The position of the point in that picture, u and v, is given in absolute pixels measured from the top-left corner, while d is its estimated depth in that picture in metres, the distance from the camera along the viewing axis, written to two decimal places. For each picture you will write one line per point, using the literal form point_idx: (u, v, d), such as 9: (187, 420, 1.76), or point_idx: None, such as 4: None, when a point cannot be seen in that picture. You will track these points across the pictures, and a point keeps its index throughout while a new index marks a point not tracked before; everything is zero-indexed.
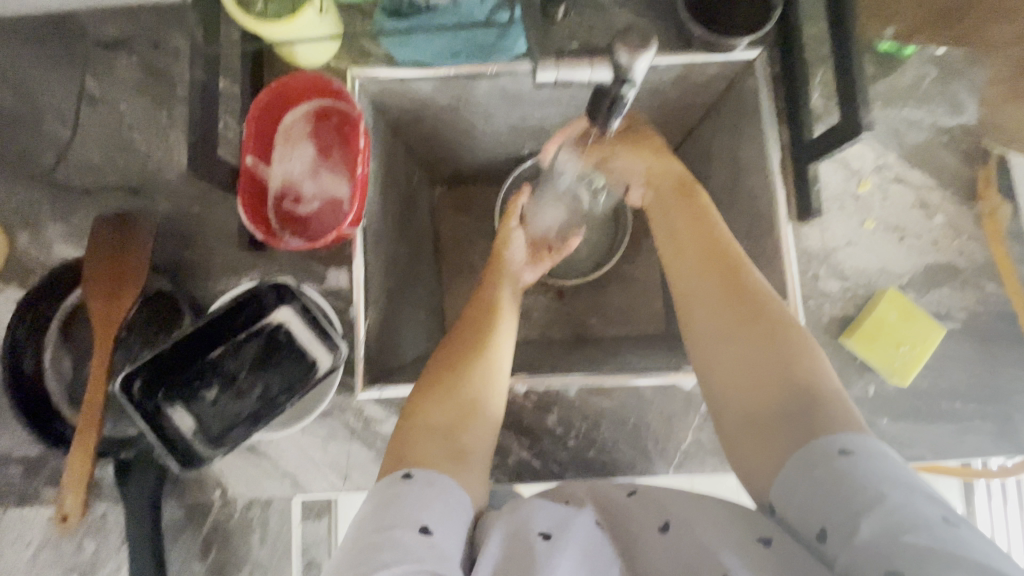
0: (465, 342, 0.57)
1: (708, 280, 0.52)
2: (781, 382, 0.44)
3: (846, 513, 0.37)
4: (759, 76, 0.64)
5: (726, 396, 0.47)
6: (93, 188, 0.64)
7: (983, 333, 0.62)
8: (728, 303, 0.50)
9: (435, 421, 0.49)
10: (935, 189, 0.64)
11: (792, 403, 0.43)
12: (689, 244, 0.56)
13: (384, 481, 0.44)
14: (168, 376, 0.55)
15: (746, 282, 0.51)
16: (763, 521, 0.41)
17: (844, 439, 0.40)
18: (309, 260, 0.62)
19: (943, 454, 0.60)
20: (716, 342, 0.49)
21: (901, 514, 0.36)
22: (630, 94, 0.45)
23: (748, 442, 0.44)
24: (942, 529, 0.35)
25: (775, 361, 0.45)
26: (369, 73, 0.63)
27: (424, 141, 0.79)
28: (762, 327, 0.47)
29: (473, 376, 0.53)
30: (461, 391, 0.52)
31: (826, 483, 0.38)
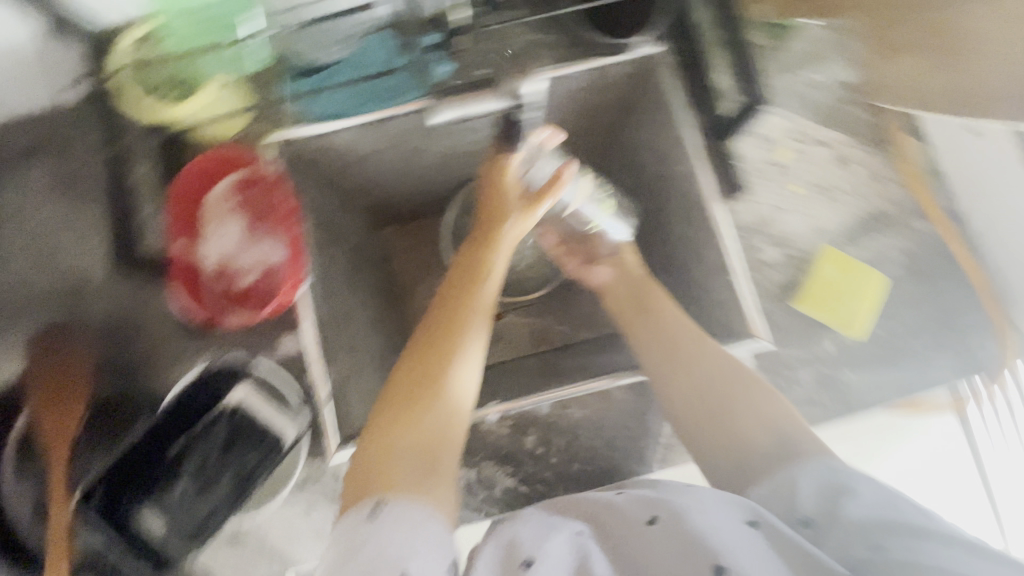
0: (441, 335, 0.51)
1: (679, 330, 0.59)
2: (751, 414, 0.52)
3: (831, 505, 0.44)
4: (665, 70, 0.63)
5: (698, 427, 0.54)
6: (23, 304, 0.62)
7: (923, 270, 0.64)
8: (690, 371, 0.55)
9: (407, 439, 0.45)
10: (851, 143, 0.66)
11: (773, 450, 0.50)
12: (643, 327, 0.61)
13: (351, 520, 0.42)
14: (130, 480, 0.53)
15: (706, 331, 0.58)
16: (747, 505, 0.43)
17: (830, 461, 0.47)
18: (257, 332, 0.61)
19: (910, 393, 0.62)
20: (690, 380, 0.55)
21: (880, 500, 0.44)
22: None
23: (728, 464, 0.52)
24: (918, 514, 0.42)
25: (745, 420, 0.52)
26: (285, 134, 0.60)
27: (358, 188, 0.79)
28: (730, 390, 0.54)
29: (444, 381, 0.48)
30: (435, 401, 0.47)
31: (820, 481, 0.46)
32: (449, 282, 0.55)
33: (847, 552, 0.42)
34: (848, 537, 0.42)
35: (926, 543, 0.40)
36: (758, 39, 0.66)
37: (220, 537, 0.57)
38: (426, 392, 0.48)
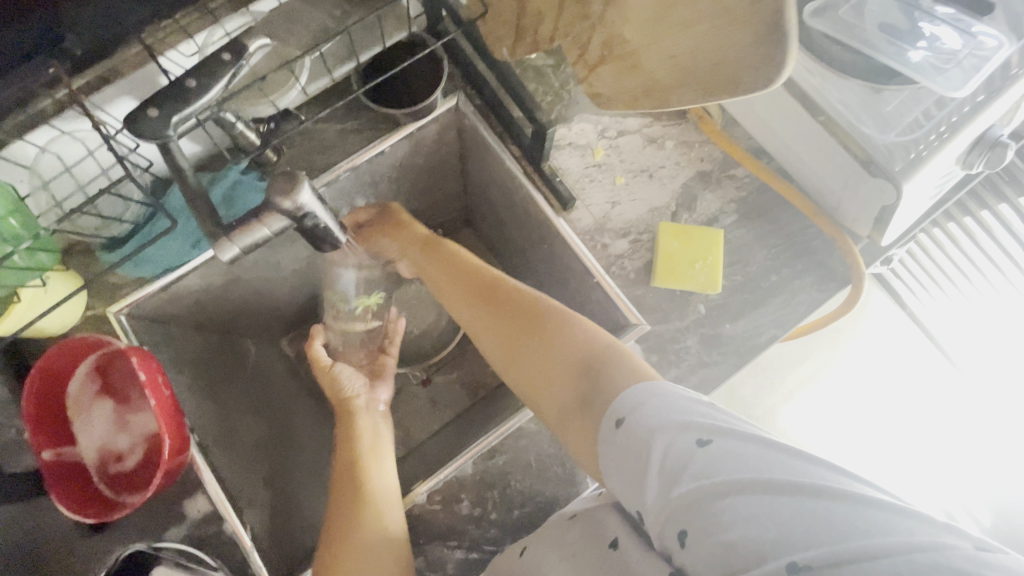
0: (346, 475, 0.60)
1: (491, 320, 0.60)
2: (573, 370, 0.52)
3: (636, 474, 0.42)
4: (470, 115, 0.69)
5: (539, 406, 0.54)
6: None
7: (757, 210, 0.69)
8: (513, 331, 0.58)
9: (361, 566, 0.52)
10: (653, 123, 0.71)
11: (579, 373, 0.52)
12: (463, 304, 0.63)
13: None
14: None
15: (518, 304, 0.59)
16: (607, 523, 0.46)
17: (617, 410, 0.46)
18: (160, 505, 0.59)
19: (787, 324, 0.65)
20: (519, 365, 0.56)
21: (667, 462, 0.41)
22: (320, 216, 0.48)
23: (572, 438, 0.50)
24: (701, 456, 0.39)
25: (556, 352, 0.54)
26: (131, 304, 0.63)
27: (234, 317, 0.79)
28: (544, 334, 0.55)
29: (369, 514, 0.55)
30: (371, 522, 0.55)
31: (626, 451, 0.43)
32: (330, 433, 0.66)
33: (661, 535, 0.40)
34: (659, 518, 0.40)
35: (727, 501, 0.37)
36: (540, 62, 0.71)
37: None
38: (354, 520, 0.55)
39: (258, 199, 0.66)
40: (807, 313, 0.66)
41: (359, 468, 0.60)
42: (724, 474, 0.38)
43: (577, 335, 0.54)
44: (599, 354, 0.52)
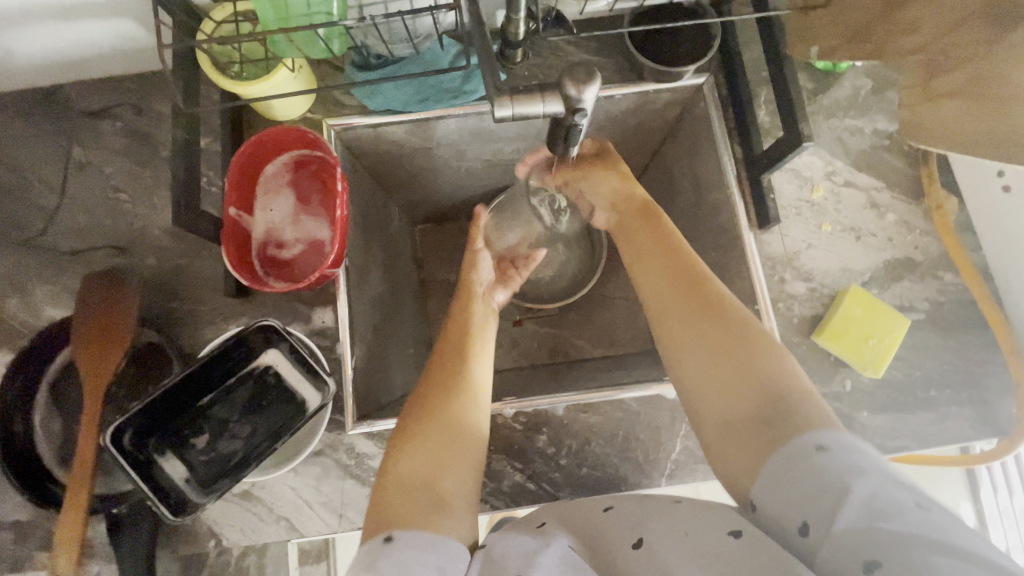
0: (442, 389, 0.55)
1: (675, 289, 0.54)
2: (762, 382, 0.45)
3: (824, 505, 0.38)
4: (708, 99, 0.67)
5: (701, 399, 0.49)
6: (81, 250, 0.66)
7: (947, 321, 0.64)
8: (704, 331, 0.50)
9: (421, 475, 0.48)
10: (884, 189, 0.67)
11: (763, 409, 0.44)
12: (658, 275, 0.57)
13: (364, 548, 0.43)
14: (159, 428, 0.55)
15: (710, 290, 0.53)
16: (732, 516, 0.42)
17: (821, 436, 0.41)
18: (294, 302, 0.64)
19: (925, 441, 0.62)
20: (690, 350, 0.50)
21: (873, 503, 0.36)
22: (583, 122, 0.48)
23: (731, 442, 0.45)
24: (917, 513, 0.35)
25: (747, 375, 0.46)
26: (345, 122, 0.67)
27: (402, 181, 0.83)
28: (741, 354, 0.47)
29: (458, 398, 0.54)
30: (444, 433, 0.51)
31: (802, 478, 0.39)
32: (442, 349, 0.61)
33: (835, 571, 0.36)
34: (838, 554, 0.36)
35: (937, 561, 0.33)
36: (803, 82, 0.69)
37: (232, 496, 0.59)
38: (432, 428, 0.51)
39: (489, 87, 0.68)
40: (949, 442, 0.62)
41: (458, 384, 0.56)
42: (941, 540, 0.33)
43: (779, 359, 0.47)
44: (799, 403, 0.43)
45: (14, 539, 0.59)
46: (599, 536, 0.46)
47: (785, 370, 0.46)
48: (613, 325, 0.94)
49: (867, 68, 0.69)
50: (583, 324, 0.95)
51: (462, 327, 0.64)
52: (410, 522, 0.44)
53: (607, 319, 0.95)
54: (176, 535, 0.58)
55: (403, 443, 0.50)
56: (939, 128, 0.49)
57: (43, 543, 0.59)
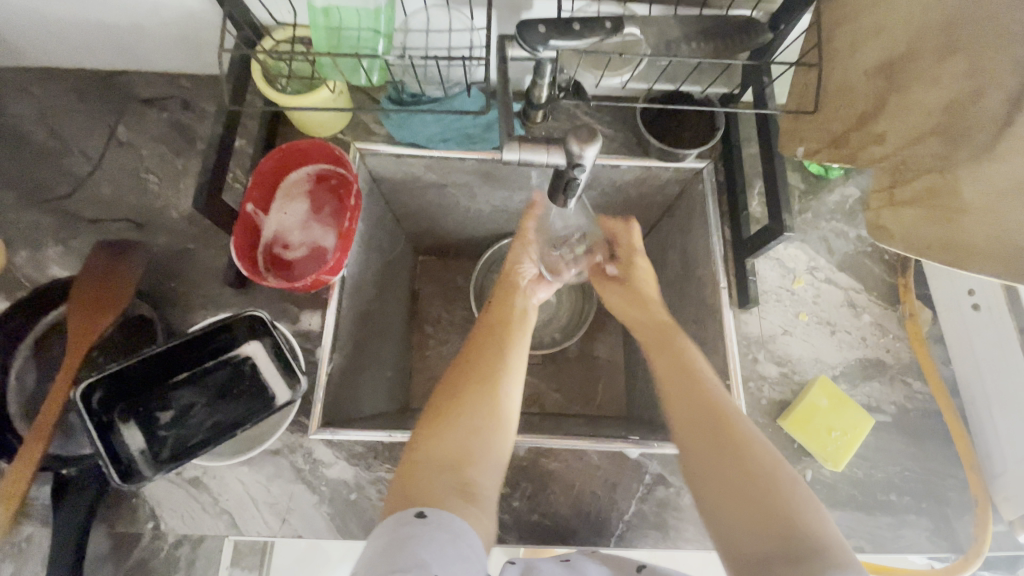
0: (478, 372, 0.56)
1: (701, 435, 0.51)
2: (785, 532, 0.43)
3: None
4: (706, 183, 0.73)
5: (730, 540, 0.45)
6: (98, 218, 0.69)
7: (913, 428, 0.65)
8: (742, 480, 0.47)
9: (449, 455, 0.49)
10: (862, 291, 0.71)
11: (793, 552, 0.41)
12: (681, 406, 0.54)
13: (396, 517, 0.42)
14: (128, 396, 0.55)
15: (733, 425, 0.51)
16: None
17: None
18: (286, 301, 0.66)
19: (880, 546, 0.61)
20: (718, 485, 0.48)
21: None
22: (580, 176, 0.52)
23: None
24: None
25: (784, 527, 0.43)
26: (370, 148, 0.72)
27: (413, 211, 0.88)
28: (768, 500, 0.45)
29: (495, 387, 0.55)
30: (471, 416, 0.52)
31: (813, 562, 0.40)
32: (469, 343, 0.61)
33: None
34: None
35: None
36: (795, 182, 0.74)
37: (181, 480, 0.59)
38: (461, 414, 0.52)
39: None
40: (906, 552, 0.61)
41: (493, 368, 0.57)
42: None
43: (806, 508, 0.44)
44: (803, 518, 0.43)
45: None
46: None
47: (814, 520, 0.43)
48: (590, 385, 0.96)
49: (855, 181, 0.75)
50: (562, 379, 0.97)
51: (499, 320, 0.64)
52: (438, 497, 0.44)
53: (585, 378, 0.97)
54: (117, 511, 0.58)
55: (430, 430, 0.51)
56: (901, 234, 0.49)
57: None
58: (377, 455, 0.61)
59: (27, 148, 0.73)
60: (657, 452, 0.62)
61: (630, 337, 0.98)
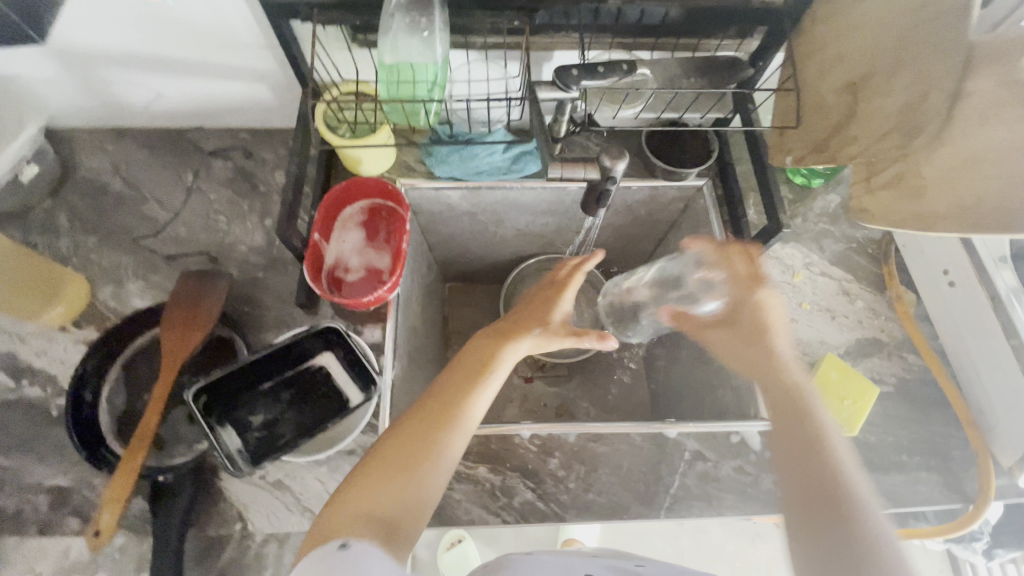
0: (433, 409, 0.55)
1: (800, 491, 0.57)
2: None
3: None
4: (707, 197, 0.84)
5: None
6: (175, 255, 0.77)
7: (914, 396, 0.74)
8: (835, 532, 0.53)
9: (382, 500, 0.48)
10: (853, 281, 0.81)
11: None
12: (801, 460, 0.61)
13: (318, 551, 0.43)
14: (223, 402, 0.62)
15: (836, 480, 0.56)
16: None
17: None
18: (350, 318, 0.74)
19: (899, 502, 0.68)
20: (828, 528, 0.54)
21: None
22: (612, 188, 0.62)
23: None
24: None
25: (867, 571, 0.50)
26: (411, 183, 0.82)
27: (445, 239, 0.98)
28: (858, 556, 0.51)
29: (442, 425, 0.54)
30: (415, 455, 0.52)
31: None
32: (439, 391, 0.58)
33: None
34: None
35: None
36: (784, 192, 0.86)
37: (266, 483, 0.64)
38: (403, 457, 0.51)
39: (533, 168, 0.84)
40: (923, 505, 0.68)
41: (449, 406, 0.56)
42: None
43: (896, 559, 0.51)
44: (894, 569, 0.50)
45: (50, 503, 0.63)
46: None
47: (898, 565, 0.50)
48: (615, 392, 1.04)
49: (835, 189, 0.86)
50: (589, 388, 1.04)
51: (475, 368, 0.61)
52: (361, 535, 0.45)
53: (609, 385, 1.04)
54: (207, 516, 0.62)
55: (368, 471, 0.51)
56: (879, 213, 0.58)
57: (78, 510, 0.63)
58: None
59: (105, 198, 0.81)
60: (691, 429, 0.69)
61: (647, 345, 1.06)
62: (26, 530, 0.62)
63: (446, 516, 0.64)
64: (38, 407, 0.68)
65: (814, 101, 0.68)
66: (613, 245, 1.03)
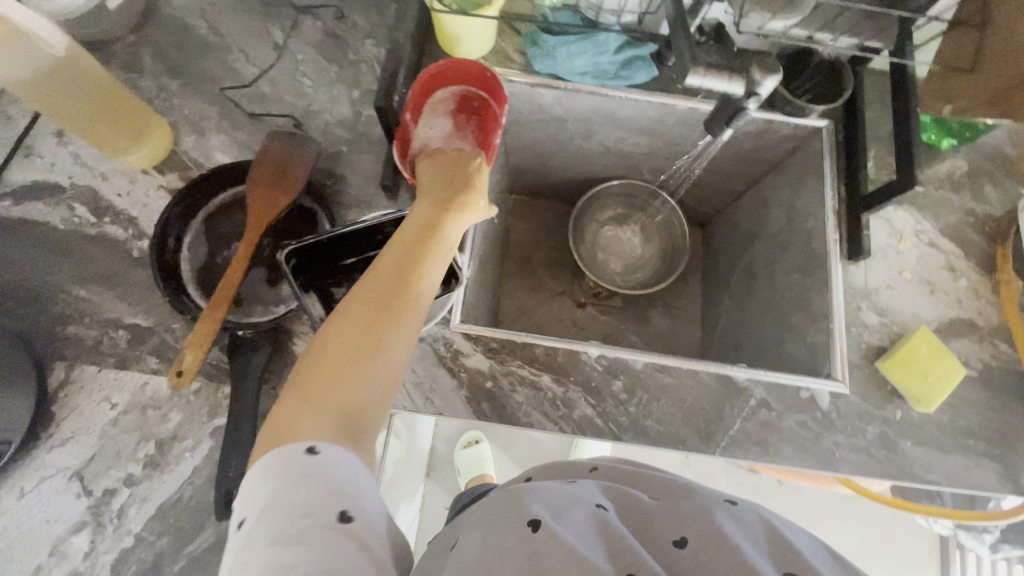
0: (377, 293, 0.46)
1: None
2: None
3: (711, 545, 0.44)
4: (825, 141, 0.77)
5: None
6: (259, 113, 0.74)
7: (998, 385, 0.70)
8: None
9: (337, 405, 0.42)
10: (962, 257, 0.75)
11: None
12: None
13: (284, 459, 0.39)
14: (309, 270, 0.61)
15: None
16: (679, 520, 0.47)
17: None
18: None
19: (956, 484, 0.67)
20: None
21: (756, 541, 0.45)
22: (751, 107, 0.56)
23: None
24: (765, 547, 0.45)
25: None
26: (507, 76, 0.77)
27: (526, 145, 0.93)
28: None
29: (389, 306, 0.45)
30: (362, 338, 0.44)
31: (706, 536, 0.45)
32: (354, 303, 0.45)
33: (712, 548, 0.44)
34: (711, 535, 0.45)
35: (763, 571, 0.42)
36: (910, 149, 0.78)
37: None
38: (345, 352, 0.43)
39: (641, 78, 0.77)
40: (980, 490, 0.67)
41: (395, 286, 0.46)
42: (756, 524, 0.47)
43: None
44: None
45: (129, 339, 0.65)
46: (521, 505, 0.47)
47: None
48: (667, 332, 1.02)
49: (965, 156, 0.79)
50: (642, 323, 1.02)
51: (417, 246, 0.50)
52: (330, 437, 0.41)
53: (661, 325, 1.03)
54: (278, 375, 0.64)
55: (315, 375, 0.43)
56: None
57: (156, 349, 0.65)
58: (511, 351, 0.67)
59: (189, 40, 0.77)
60: (761, 377, 0.68)
61: (708, 291, 1.03)
62: (105, 361, 0.64)
63: (505, 416, 0.65)
64: (120, 246, 0.68)
65: (1003, 43, 0.60)
66: (699, 181, 0.97)
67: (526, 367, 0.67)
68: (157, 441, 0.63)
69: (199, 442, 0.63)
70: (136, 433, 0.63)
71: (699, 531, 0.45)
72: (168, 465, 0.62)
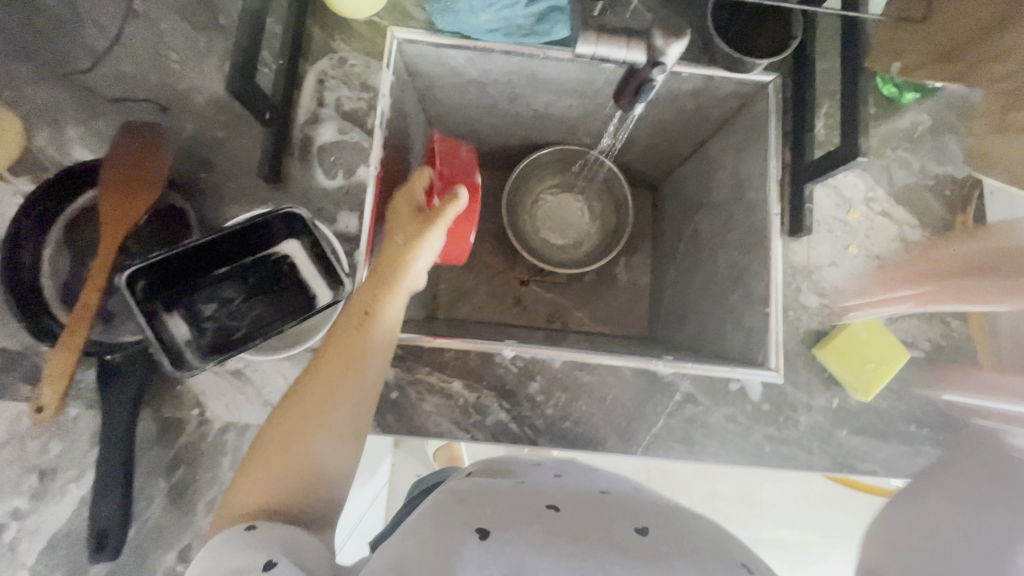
0: (343, 341, 0.50)
1: None
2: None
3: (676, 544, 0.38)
4: (771, 99, 0.67)
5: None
6: (120, 98, 0.64)
7: (944, 365, 0.66)
8: None
9: (300, 446, 0.45)
10: (917, 227, 0.68)
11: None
12: None
13: (232, 533, 0.40)
14: (172, 284, 0.56)
15: None
16: (640, 518, 0.41)
17: None
18: (322, 200, 0.64)
19: (892, 472, 0.64)
20: None
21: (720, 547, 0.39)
22: (658, 78, 0.52)
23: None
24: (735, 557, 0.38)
25: None
26: (409, 36, 0.66)
27: (446, 112, 0.83)
28: None
29: (354, 352, 0.50)
30: (330, 382, 0.48)
31: (669, 535, 0.39)
32: (320, 364, 0.49)
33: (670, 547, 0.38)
34: (671, 535, 0.39)
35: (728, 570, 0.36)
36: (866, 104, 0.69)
37: (224, 371, 0.60)
38: (315, 395, 0.47)
39: (560, 33, 0.66)
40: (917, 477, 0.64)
41: (359, 334, 0.51)
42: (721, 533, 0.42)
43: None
44: None
45: None
46: (476, 510, 0.41)
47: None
48: (614, 307, 0.97)
49: (930, 108, 0.70)
50: (589, 299, 0.97)
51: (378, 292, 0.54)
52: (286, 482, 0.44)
53: (609, 300, 0.97)
54: (163, 397, 0.59)
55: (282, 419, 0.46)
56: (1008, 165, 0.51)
57: (28, 375, 0.59)
58: (418, 357, 0.62)
59: (32, 12, 0.66)
60: (689, 372, 0.63)
61: (658, 261, 0.97)
62: None
63: (412, 427, 0.61)
64: None
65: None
66: (643, 143, 0.88)
67: (434, 373, 0.62)
68: (42, 472, 0.59)
69: (85, 472, 0.59)
70: (18, 465, 0.59)
71: (657, 529, 0.40)
72: (56, 497, 0.59)
